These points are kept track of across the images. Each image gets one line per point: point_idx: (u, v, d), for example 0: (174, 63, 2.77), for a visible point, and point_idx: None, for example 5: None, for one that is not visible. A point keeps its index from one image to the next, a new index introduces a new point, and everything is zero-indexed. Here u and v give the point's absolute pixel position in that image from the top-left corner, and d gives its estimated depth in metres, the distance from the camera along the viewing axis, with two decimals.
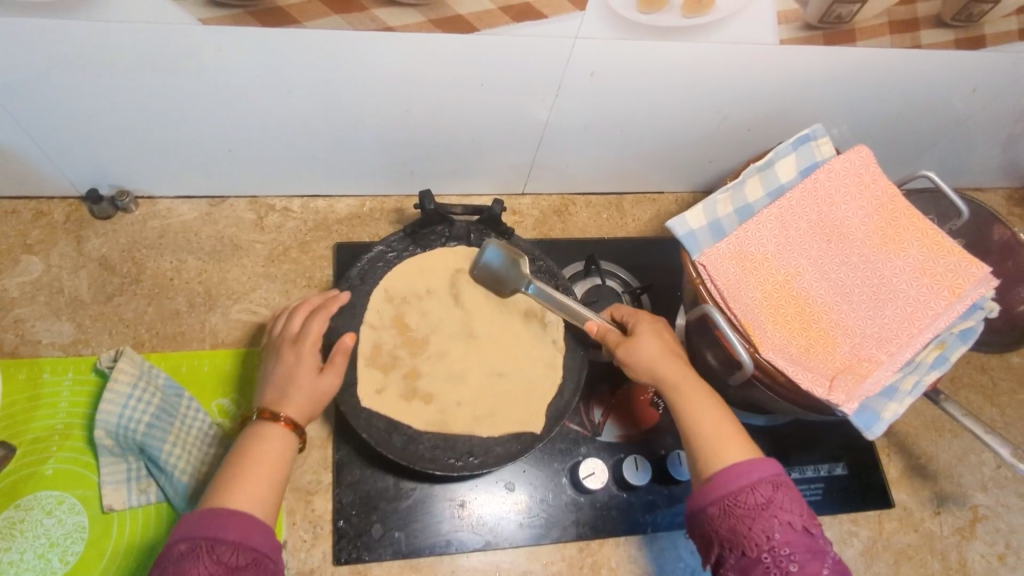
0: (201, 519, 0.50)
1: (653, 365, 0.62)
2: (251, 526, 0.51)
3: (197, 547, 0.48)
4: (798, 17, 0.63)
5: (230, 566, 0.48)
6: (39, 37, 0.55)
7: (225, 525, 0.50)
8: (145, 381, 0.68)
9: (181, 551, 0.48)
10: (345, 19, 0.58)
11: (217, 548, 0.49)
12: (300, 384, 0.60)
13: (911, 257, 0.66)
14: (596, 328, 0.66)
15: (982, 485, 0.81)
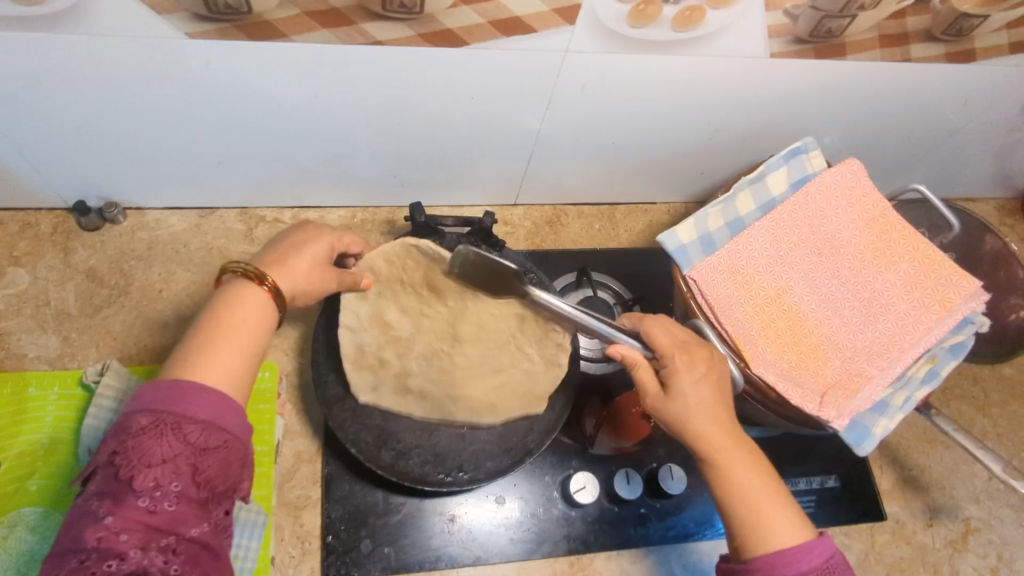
0: (163, 390, 0.43)
1: (690, 416, 0.53)
2: (224, 405, 0.44)
3: (160, 424, 0.42)
4: (789, 31, 0.63)
5: (199, 447, 0.42)
6: (24, 51, 0.54)
7: (193, 402, 0.43)
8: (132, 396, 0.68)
9: (142, 425, 0.42)
10: (334, 33, 0.58)
11: (184, 428, 0.42)
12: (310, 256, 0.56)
13: (901, 271, 0.66)
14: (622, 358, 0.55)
15: (975, 497, 0.81)
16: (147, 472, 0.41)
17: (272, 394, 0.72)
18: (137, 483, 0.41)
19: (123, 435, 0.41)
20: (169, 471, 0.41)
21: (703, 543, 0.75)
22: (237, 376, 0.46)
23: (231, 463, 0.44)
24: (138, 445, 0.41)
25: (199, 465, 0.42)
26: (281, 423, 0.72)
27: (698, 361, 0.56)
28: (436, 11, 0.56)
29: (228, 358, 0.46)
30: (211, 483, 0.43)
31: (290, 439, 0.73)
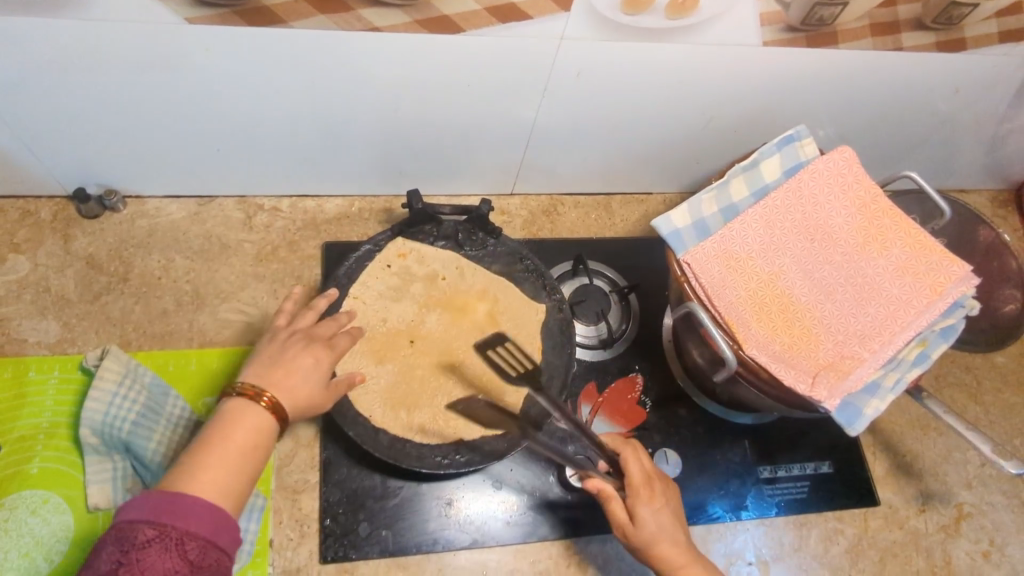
0: (163, 500, 0.45)
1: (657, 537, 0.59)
2: (218, 519, 0.46)
3: (162, 536, 0.44)
4: (781, 19, 0.64)
5: (193, 565, 0.44)
6: (25, 36, 0.55)
7: (188, 516, 0.45)
8: (131, 380, 0.68)
9: (144, 538, 0.44)
10: (332, 19, 0.58)
11: (184, 545, 0.44)
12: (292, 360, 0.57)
13: (892, 257, 0.67)
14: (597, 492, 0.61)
15: (967, 483, 0.82)
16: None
17: None
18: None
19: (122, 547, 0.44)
20: None
21: (697, 528, 0.75)
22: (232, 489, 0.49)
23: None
24: (137, 558, 0.43)
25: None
26: None
27: (663, 493, 0.62)
28: None
29: (223, 472, 0.49)
30: None
31: None
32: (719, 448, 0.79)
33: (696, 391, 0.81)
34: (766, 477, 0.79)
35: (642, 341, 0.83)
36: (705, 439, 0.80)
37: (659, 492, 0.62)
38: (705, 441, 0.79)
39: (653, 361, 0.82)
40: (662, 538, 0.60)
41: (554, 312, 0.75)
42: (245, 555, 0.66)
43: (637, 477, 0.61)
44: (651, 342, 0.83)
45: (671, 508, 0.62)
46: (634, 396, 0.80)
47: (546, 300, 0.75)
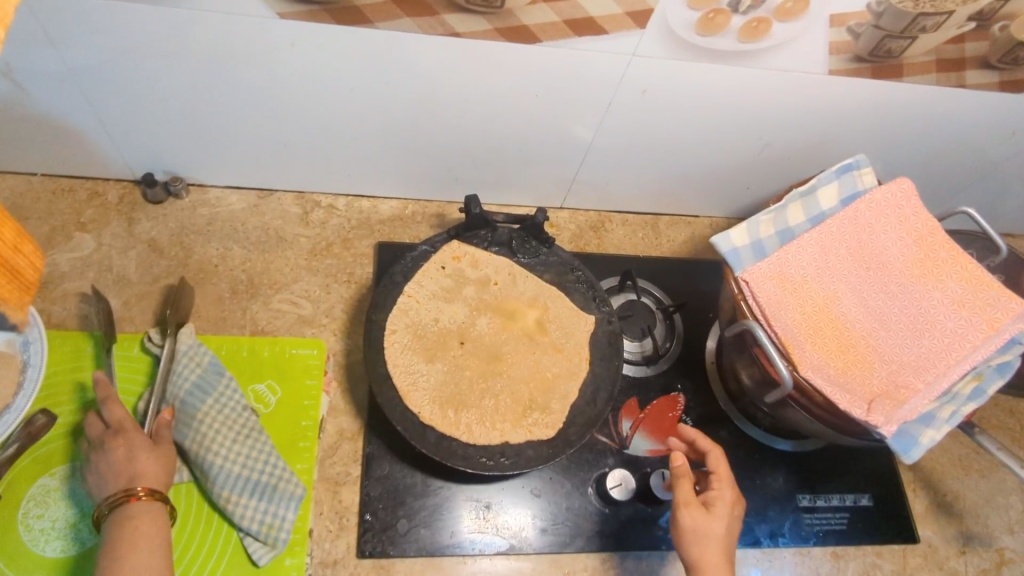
0: None
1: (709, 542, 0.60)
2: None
3: None
4: (849, 49, 0.65)
5: None
6: (127, 20, 0.58)
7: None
8: (190, 356, 0.70)
9: None
10: (416, 22, 0.60)
11: None
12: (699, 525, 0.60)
13: (949, 290, 0.67)
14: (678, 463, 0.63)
15: (1009, 528, 0.80)
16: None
17: (319, 370, 0.75)
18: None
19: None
20: None
21: (733, 552, 0.75)
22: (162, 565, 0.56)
23: None
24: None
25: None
26: (326, 400, 0.75)
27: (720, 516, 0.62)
28: (515, 7, 0.59)
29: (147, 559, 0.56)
30: None
31: (333, 417, 0.74)
32: (758, 472, 0.79)
33: (737, 414, 0.81)
34: (805, 505, 0.78)
35: (685, 360, 0.83)
36: (745, 463, 0.79)
37: (717, 513, 0.62)
38: (745, 465, 0.79)
39: (696, 381, 0.82)
40: (706, 556, 0.59)
41: (605, 323, 0.76)
42: (280, 544, 0.65)
43: (687, 497, 0.62)
44: (695, 362, 0.83)
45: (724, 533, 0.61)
46: (675, 415, 0.79)
47: (596, 311, 0.76)
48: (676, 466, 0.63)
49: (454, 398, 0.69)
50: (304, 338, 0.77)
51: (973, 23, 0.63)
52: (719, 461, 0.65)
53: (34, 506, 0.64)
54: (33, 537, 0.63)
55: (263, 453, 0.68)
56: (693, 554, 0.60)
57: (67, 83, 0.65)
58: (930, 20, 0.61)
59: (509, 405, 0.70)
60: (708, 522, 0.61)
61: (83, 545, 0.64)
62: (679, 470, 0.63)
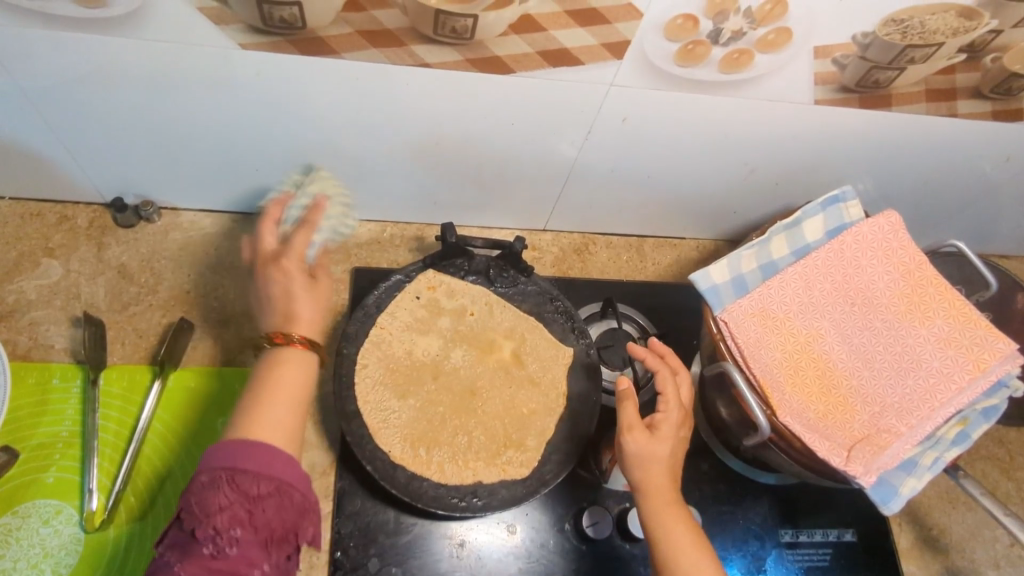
0: (222, 449, 0.49)
1: (646, 470, 0.59)
2: (269, 462, 0.49)
3: (217, 478, 0.48)
4: (836, 79, 0.63)
5: (252, 495, 0.48)
6: (80, 51, 0.55)
7: (248, 455, 0.49)
8: None
9: (201, 482, 0.48)
10: (384, 53, 0.58)
11: (238, 481, 0.48)
12: (636, 452, 0.59)
13: (936, 328, 0.65)
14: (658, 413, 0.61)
15: (995, 563, 0.79)
16: (207, 521, 0.46)
17: None
18: (199, 531, 0.46)
19: (188, 492, 0.48)
20: (228, 517, 0.47)
21: None
22: (288, 428, 0.53)
23: (285, 508, 0.49)
24: (197, 497, 0.47)
25: (255, 509, 0.48)
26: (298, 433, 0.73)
27: (665, 437, 0.59)
28: (486, 38, 0.57)
29: (279, 412, 0.53)
30: (269, 526, 0.48)
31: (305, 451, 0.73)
32: (739, 505, 0.77)
33: (719, 445, 0.79)
34: (788, 541, 0.76)
35: None
36: (726, 497, 0.77)
37: (662, 435, 0.60)
38: (726, 499, 0.77)
39: None
40: (649, 482, 0.58)
41: (583, 356, 0.74)
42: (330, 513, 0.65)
43: (627, 423, 0.60)
44: None
45: (666, 457, 0.59)
46: None
47: (574, 343, 0.75)
48: (623, 390, 0.63)
49: (426, 435, 0.68)
50: None
51: (964, 55, 0.60)
52: (669, 384, 0.62)
53: None
54: None
55: None
56: (638, 479, 0.59)
57: (26, 112, 0.63)
58: (917, 52, 0.59)
59: (483, 442, 0.69)
60: (632, 442, 0.59)
61: None
62: (657, 419, 0.61)
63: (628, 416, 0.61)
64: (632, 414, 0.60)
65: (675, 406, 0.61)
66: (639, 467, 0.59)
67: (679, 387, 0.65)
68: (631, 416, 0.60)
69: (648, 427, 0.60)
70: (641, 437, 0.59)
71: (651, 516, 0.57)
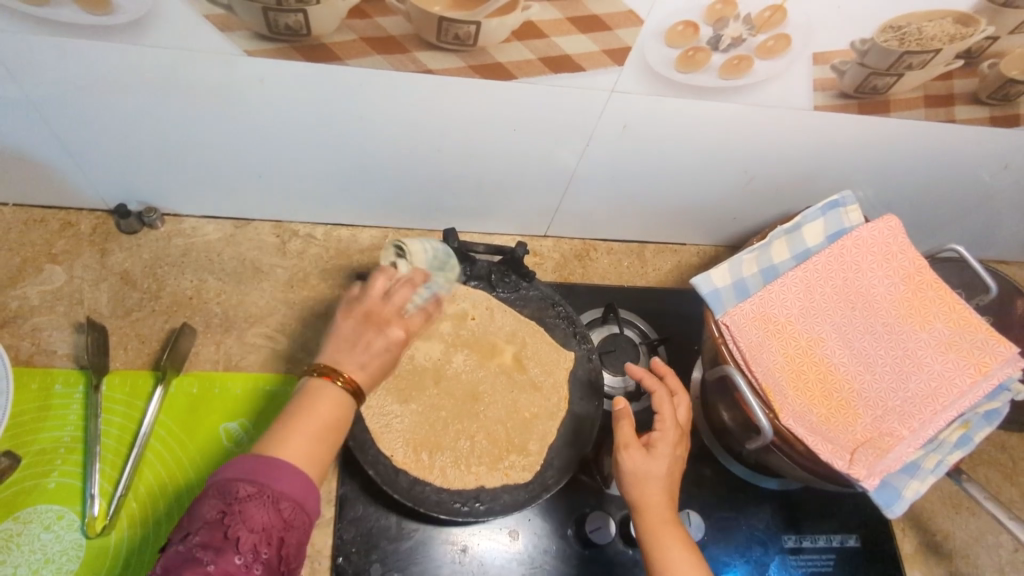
0: (259, 466, 0.47)
1: (647, 487, 0.58)
2: (301, 489, 0.48)
3: (262, 496, 0.46)
4: (834, 85, 0.63)
5: (286, 521, 0.46)
6: (86, 58, 0.56)
7: (286, 479, 0.47)
8: None
9: (245, 492, 0.45)
10: (387, 59, 0.58)
11: (278, 503, 0.46)
12: (633, 469, 0.59)
13: (936, 332, 0.65)
14: (653, 432, 0.61)
15: (999, 568, 0.79)
16: (246, 535, 0.44)
17: None
18: (240, 541, 0.44)
19: (224, 497, 0.45)
20: (264, 538, 0.45)
21: None
22: (314, 455, 0.50)
23: (304, 543, 0.47)
24: (239, 510, 0.45)
25: (285, 537, 0.46)
26: None
27: (662, 455, 0.59)
28: (489, 45, 0.57)
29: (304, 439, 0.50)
30: (289, 559, 0.46)
31: None
32: (742, 511, 0.77)
33: (721, 450, 0.79)
34: (791, 546, 0.76)
35: None
36: (729, 502, 0.77)
37: (658, 453, 0.59)
38: (729, 505, 0.77)
39: None
40: (646, 497, 0.58)
41: (584, 361, 0.74)
42: None
43: (623, 441, 0.60)
44: None
45: (665, 474, 0.59)
46: None
47: (576, 348, 0.75)
48: (619, 411, 0.63)
49: (428, 439, 0.68)
50: (279, 374, 0.76)
51: (961, 61, 0.61)
52: (665, 404, 0.62)
53: None
54: None
55: None
56: (637, 497, 0.58)
57: (33, 119, 0.63)
58: (914, 59, 0.59)
59: (485, 447, 0.69)
60: (628, 459, 0.59)
61: None
62: (652, 438, 0.61)
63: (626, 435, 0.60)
64: (628, 432, 0.60)
65: (670, 426, 0.61)
66: (636, 484, 0.58)
67: (678, 410, 0.65)
68: (627, 434, 0.60)
69: (644, 445, 0.60)
70: (640, 455, 0.59)
71: (649, 530, 0.56)
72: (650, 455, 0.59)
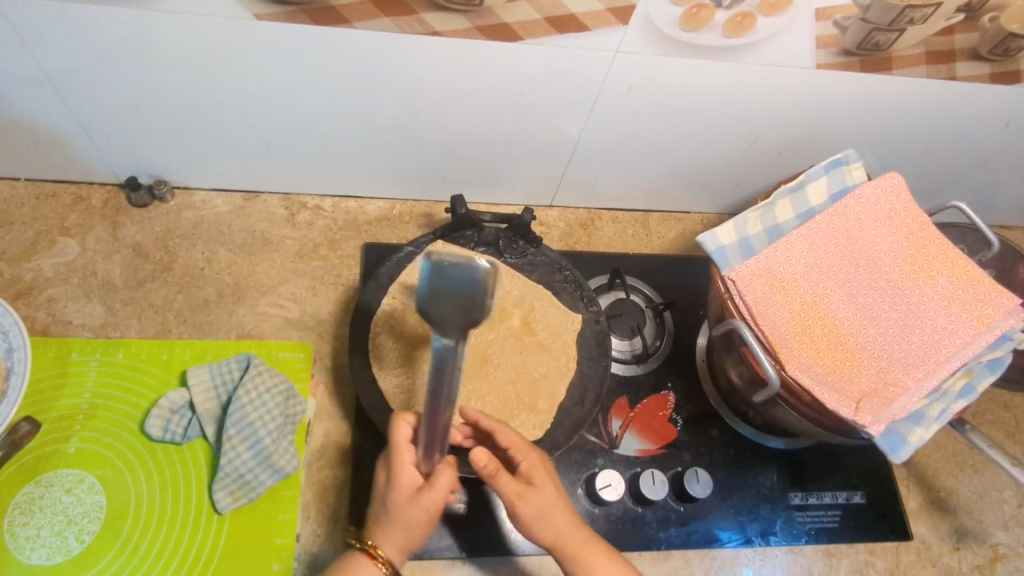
0: None
1: (552, 520, 0.58)
2: None
3: None
4: (836, 42, 0.64)
5: None
6: (98, 25, 0.57)
7: None
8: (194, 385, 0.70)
9: None
10: (395, 22, 0.59)
11: None
12: (534, 512, 0.58)
13: (939, 286, 0.66)
14: (522, 465, 0.60)
15: (1003, 524, 0.80)
16: None
17: (306, 373, 0.75)
18: None
19: None
20: None
21: (724, 551, 0.74)
22: None
23: None
24: None
25: None
26: (313, 402, 0.75)
27: (546, 486, 0.59)
28: (495, 5, 0.58)
29: None
30: None
31: (320, 420, 0.74)
32: (748, 469, 0.78)
33: (727, 411, 0.80)
34: (797, 503, 0.77)
35: (676, 358, 0.83)
36: (736, 461, 0.78)
37: (543, 485, 0.59)
38: (736, 464, 0.78)
39: (687, 379, 0.82)
40: (560, 535, 0.58)
41: (591, 323, 0.75)
42: (246, 498, 0.67)
43: (513, 491, 0.57)
44: (685, 358, 0.83)
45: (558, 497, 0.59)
46: (666, 413, 0.79)
47: (584, 311, 0.76)
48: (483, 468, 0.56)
49: None
50: (291, 342, 0.77)
51: (962, 14, 0.62)
52: (507, 433, 0.61)
53: (19, 515, 0.64)
54: (19, 546, 0.63)
55: (256, 474, 0.67)
56: (547, 537, 0.58)
57: (46, 90, 0.64)
58: (916, 14, 0.59)
59: (496, 407, 0.70)
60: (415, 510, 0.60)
61: (69, 553, 0.63)
62: (527, 469, 0.60)
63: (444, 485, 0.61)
64: (509, 481, 0.57)
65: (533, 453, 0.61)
66: (544, 525, 0.58)
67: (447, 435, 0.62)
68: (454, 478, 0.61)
69: (527, 481, 0.59)
70: (545, 495, 0.59)
71: (573, 558, 0.58)
72: (523, 501, 0.57)
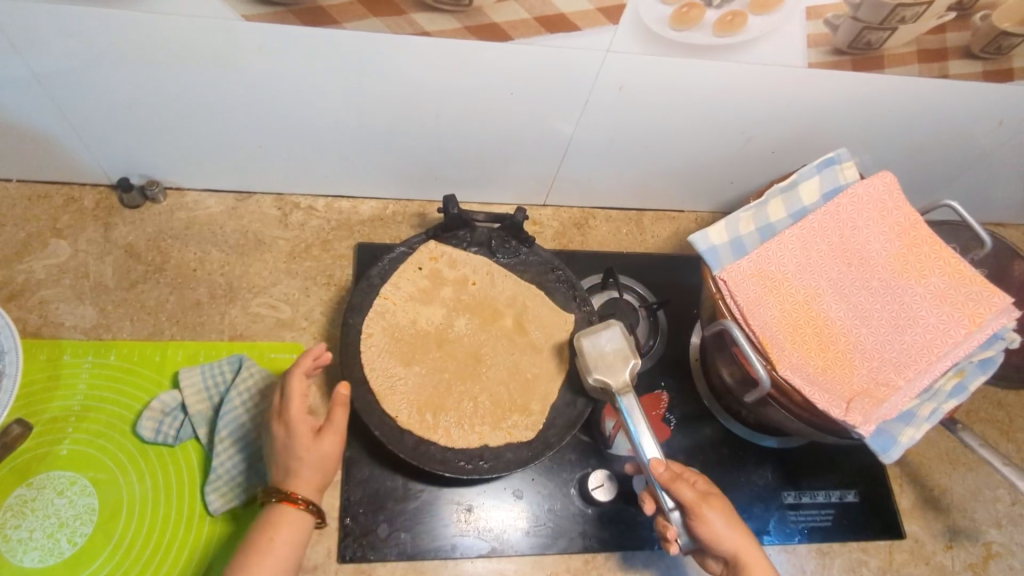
0: None
1: (727, 532, 0.59)
2: None
3: None
4: (828, 41, 0.63)
5: None
6: (85, 27, 0.56)
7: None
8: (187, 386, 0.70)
9: None
10: (383, 22, 0.59)
11: None
12: (711, 518, 0.59)
13: (932, 285, 0.66)
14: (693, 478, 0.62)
15: (996, 522, 0.80)
16: None
17: None
18: None
19: None
20: None
21: None
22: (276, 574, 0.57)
23: None
24: None
25: None
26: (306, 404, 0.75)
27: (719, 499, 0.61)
28: (484, 5, 0.57)
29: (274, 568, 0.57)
30: None
31: None
32: (741, 469, 0.78)
33: (720, 410, 0.80)
34: (790, 502, 0.77)
35: (669, 358, 0.83)
36: (728, 461, 0.78)
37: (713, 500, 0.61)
38: (728, 463, 0.78)
39: (680, 379, 0.82)
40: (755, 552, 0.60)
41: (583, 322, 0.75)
42: (237, 499, 0.67)
43: (694, 499, 0.59)
44: (678, 358, 0.83)
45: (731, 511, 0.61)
46: (659, 413, 0.79)
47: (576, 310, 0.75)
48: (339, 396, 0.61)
49: (432, 401, 0.69)
50: (283, 342, 0.77)
51: (954, 13, 0.61)
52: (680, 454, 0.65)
53: (11, 517, 0.64)
54: (11, 548, 0.63)
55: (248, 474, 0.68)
56: (730, 543, 0.59)
57: (35, 92, 0.64)
58: (908, 11, 0.59)
59: (488, 408, 0.70)
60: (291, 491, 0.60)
61: (61, 555, 0.64)
62: (700, 485, 0.62)
63: (340, 423, 0.61)
64: (687, 488, 0.60)
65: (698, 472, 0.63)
66: (715, 533, 0.59)
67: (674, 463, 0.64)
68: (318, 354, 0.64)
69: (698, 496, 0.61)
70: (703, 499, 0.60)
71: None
72: (706, 505, 0.60)
